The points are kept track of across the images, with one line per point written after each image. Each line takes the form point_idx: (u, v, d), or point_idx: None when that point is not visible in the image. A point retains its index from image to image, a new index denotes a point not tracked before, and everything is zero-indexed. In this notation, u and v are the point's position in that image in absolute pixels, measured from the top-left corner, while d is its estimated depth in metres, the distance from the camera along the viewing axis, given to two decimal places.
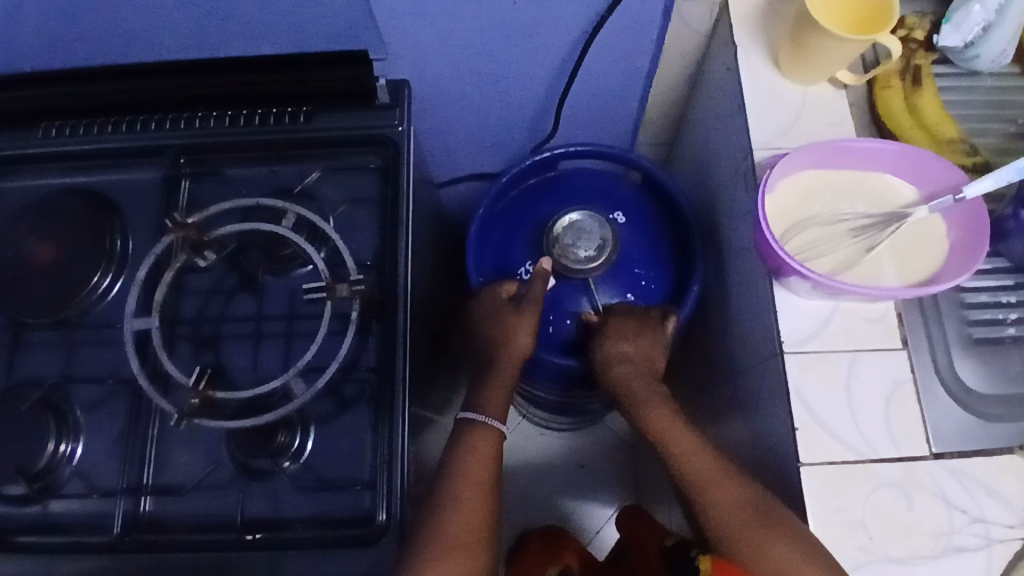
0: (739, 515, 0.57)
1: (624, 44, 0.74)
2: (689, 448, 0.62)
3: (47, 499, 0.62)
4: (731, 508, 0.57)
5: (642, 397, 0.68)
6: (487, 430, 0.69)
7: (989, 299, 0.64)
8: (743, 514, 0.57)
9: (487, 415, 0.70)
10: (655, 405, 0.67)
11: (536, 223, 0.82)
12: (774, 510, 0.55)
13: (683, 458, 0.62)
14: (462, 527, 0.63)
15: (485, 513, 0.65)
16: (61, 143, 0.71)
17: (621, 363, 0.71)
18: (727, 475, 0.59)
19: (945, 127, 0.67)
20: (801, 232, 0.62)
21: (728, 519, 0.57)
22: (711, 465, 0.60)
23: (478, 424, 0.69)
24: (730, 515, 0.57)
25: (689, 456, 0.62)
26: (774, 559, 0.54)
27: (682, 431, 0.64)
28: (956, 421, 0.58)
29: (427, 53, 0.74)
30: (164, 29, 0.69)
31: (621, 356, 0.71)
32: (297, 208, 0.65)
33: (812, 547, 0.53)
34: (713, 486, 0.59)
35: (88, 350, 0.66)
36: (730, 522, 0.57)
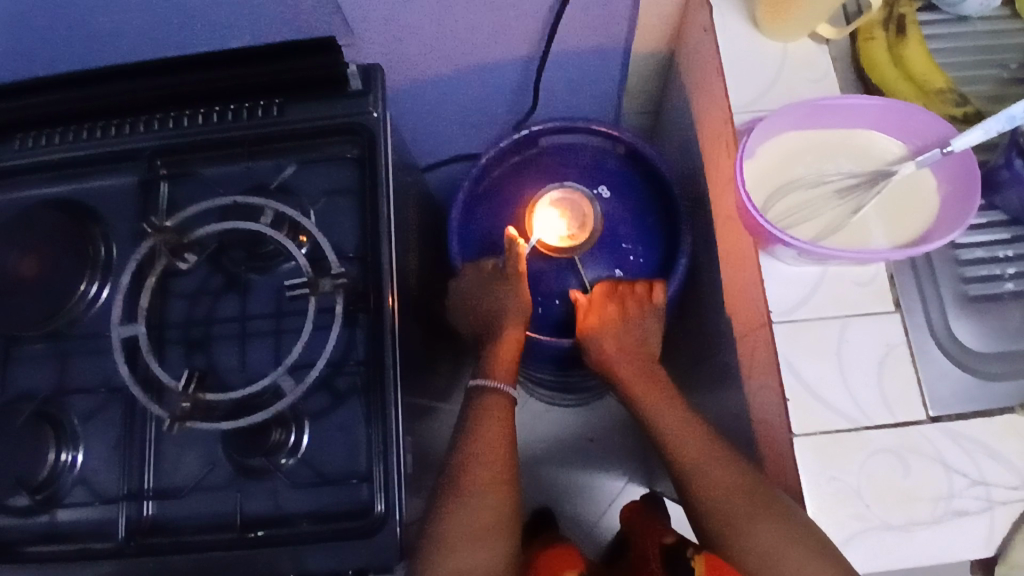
0: (728, 501, 0.57)
1: (600, 10, 0.71)
2: (680, 431, 0.63)
3: (52, 509, 0.63)
4: (719, 494, 0.58)
5: (638, 384, 0.67)
6: (497, 398, 0.69)
7: (986, 254, 0.62)
8: (731, 499, 0.57)
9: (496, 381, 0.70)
10: (649, 392, 0.67)
11: (519, 203, 0.80)
12: (762, 491, 0.56)
13: (676, 442, 0.63)
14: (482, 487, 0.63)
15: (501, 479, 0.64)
16: (36, 154, 0.70)
17: (613, 349, 0.70)
18: (716, 457, 0.60)
19: (934, 77, 0.64)
20: (783, 198, 0.61)
21: (717, 504, 0.58)
22: (701, 450, 0.61)
23: (490, 389, 0.69)
24: (719, 495, 0.58)
25: (679, 441, 0.63)
26: (760, 545, 0.54)
27: (676, 413, 0.65)
28: (954, 382, 0.57)
29: (395, 34, 0.72)
30: (126, 28, 0.68)
31: (616, 344, 0.70)
32: (274, 204, 0.63)
33: (798, 529, 0.53)
34: (702, 471, 0.60)
35: (82, 359, 0.67)
36: (720, 501, 0.58)
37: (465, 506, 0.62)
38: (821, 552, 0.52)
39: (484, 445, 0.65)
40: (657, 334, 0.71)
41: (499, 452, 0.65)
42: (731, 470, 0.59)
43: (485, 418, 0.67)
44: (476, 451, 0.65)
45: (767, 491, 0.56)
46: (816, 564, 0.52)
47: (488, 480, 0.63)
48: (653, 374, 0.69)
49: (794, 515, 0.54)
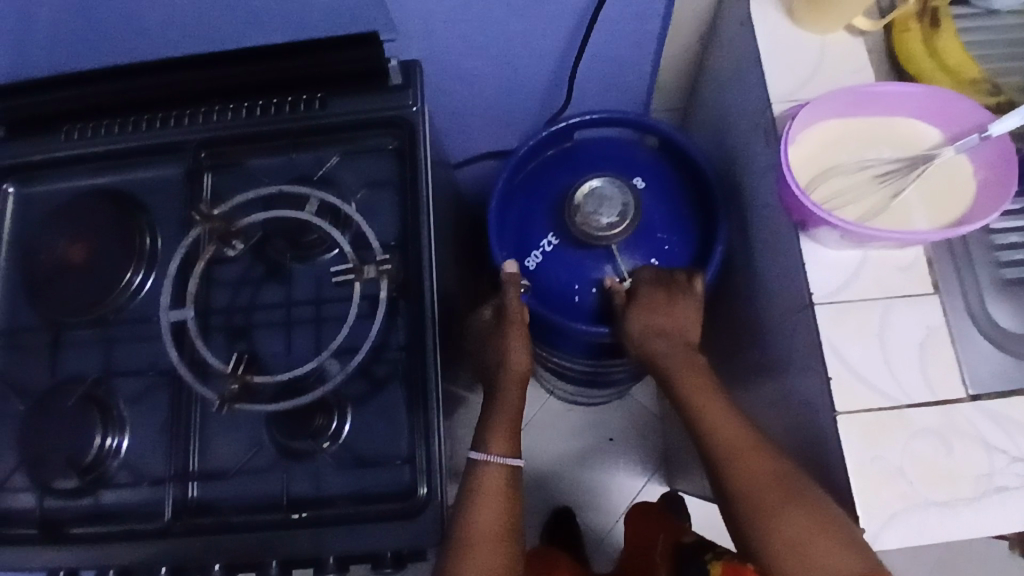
0: (763, 488, 0.58)
1: (635, 7, 0.73)
2: (718, 419, 0.64)
3: (99, 490, 0.64)
4: (755, 481, 0.59)
5: (677, 369, 0.69)
6: (500, 468, 0.67)
7: (1021, 240, 0.63)
8: (765, 487, 0.58)
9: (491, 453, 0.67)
10: (691, 376, 0.68)
11: (556, 194, 0.82)
12: (801, 485, 0.57)
13: (714, 429, 0.63)
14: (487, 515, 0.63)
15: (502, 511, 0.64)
16: (83, 145, 0.72)
17: (653, 335, 0.71)
18: (754, 448, 0.61)
19: (968, 67, 0.66)
20: (823, 183, 0.62)
21: (753, 492, 0.59)
22: (739, 438, 0.62)
23: (489, 464, 0.66)
24: (755, 483, 0.59)
25: (717, 428, 0.63)
26: (792, 532, 0.55)
27: (715, 402, 0.65)
28: (994, 363, 0.58)
29: (436, 30, 0.74)
30: (174, 24, 0.70)
31: (655, 330, 0.71)
32: (319, 194, 0.65)
33: (829, 526, 0.53)
34: (740, 459, 0.61)
35: (127, 347, 0.68)
36: (755, 490, 0.59)
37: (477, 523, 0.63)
38: (851, 546, 0.52)
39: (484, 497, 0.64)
40: (697, 323, 0.73)
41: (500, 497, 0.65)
42: (769, 462, 0.60)
43: (484, 489, 0.65)
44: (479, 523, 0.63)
45: (800, 484, 0.57)
46: (843, 558, 0.52)
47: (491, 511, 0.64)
48: (693, 361, 0.70)
49: (829, 511, 0.54)
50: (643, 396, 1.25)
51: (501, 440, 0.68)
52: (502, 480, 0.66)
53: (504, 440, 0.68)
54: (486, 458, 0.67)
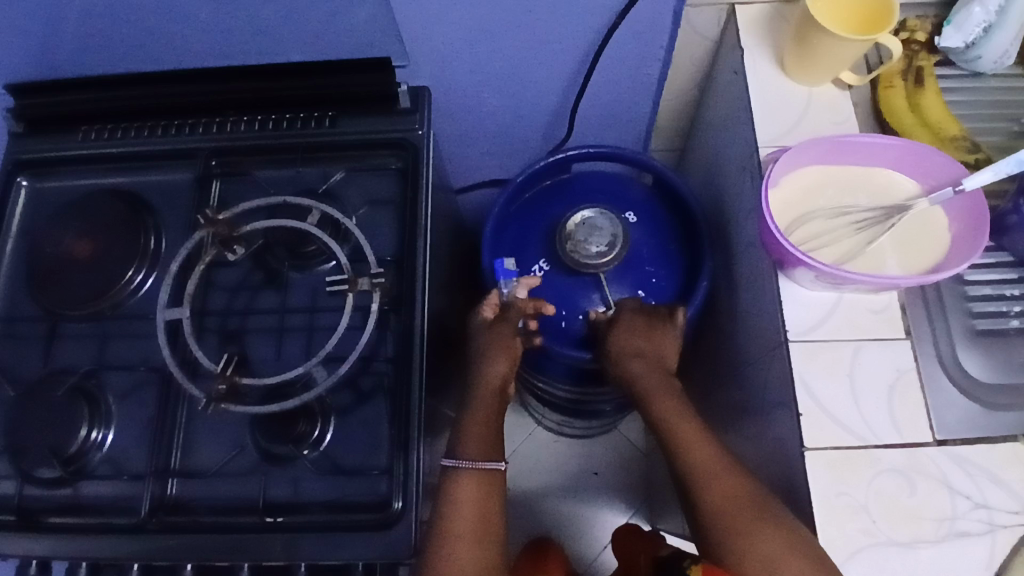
0: (734, 507, 0.58)
1: (637, 49, 0.77)
2: (692, 437, 0.64)
3: (79, 481, 0.65)
4: (726, 501, 0.59)
5: (651, 390, 0.69)
6: (473, 475, 0.65)
7: (993, 292, 0.65)
8: (735, 506, 0.58)
9: (469, 459, 0.65)
10: (666, 396, 0.68)
11: (550, 222, 0.84)
12: (768, 503, 0.57)
13: (686, 448, 0.63)
14: (465, 509, 0.63)
15: (479, 505, 0.63)
16: (100, 146, 0.75)
17: (633, 357, 0.71)
18: (723, 466, 0.61)
19: (948, 125, 0.69)
20: (803, 225, 0.64)
21: (723, 510, 0.58)
22: (710, 456, 0.62)
23: (461, 469, 0.65)
24: (724, 502, 0.59)
25: (692, 449, 0.63)
26: (760, 551, 0.55)
27: (687, 420, 0.65)
28: (960, 409, 0.59)
29: (444, 59, 0.77)
30: (196, 38, 0.73)
31: (634, 352, 0.72)
32: (321, 205, 0.68)
33: (799, 541, 0.54)
34: (709, 477, 0.60)
35: (121, 342, 0.70)
36: (724, 508, 0.58)
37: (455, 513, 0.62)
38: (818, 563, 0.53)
39: (462, 492, 0.64)
40: (675, 353, 0.73)
41: (478, 491, 0.64)
42: (736, 480, 0.60)
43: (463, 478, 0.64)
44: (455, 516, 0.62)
45: (773, 505, 0.57)
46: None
47: (469, 506, 0.63)
48: (669, 383, 0.69)
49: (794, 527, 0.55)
50: (630, 432, 1.25)
51: (474, 444, 0.66)
52: (480, 482, 0.64)
53: (478, 443, 0.67)
54: (456, 464, 0.65)
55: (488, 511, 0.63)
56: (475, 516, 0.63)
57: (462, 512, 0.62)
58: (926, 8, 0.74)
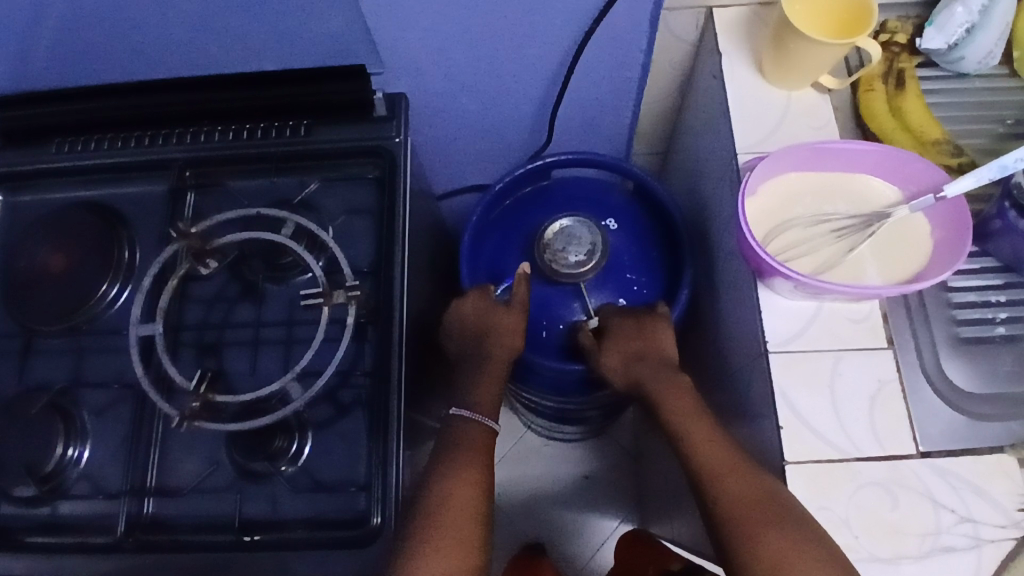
0: (747, 509, 0.54)
1: (617, 53, 0.75)
2: (702, 436, 0.60)
3: (56, 500, 0.64)
4: (739, 501, 0.55)
5: (659, 390, 0.66)
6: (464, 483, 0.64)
7: (977, 299, 0.64)
8: (749, 505, 0.54)
9: (480, 413, 0.70)
10: (676, 396, 0.65)
11: (530, 230, 0.84)
12: (778, 499, 0.54)
13: (696, 447, 0.60)
14: (466, 482, 0.64)
15: (479, 479, 0.65)
16: (72, 158, 0.73)
17: (636, 360, 0.70)
18: (736, 465, 0.57)
19: (929, 128, 0.67)
20: (782, 234, 0.63)
21: (734, 510, 0.55)
22: (721, 455, 0.58)
23: (472, 420, 0.70)
24: (737, 503, 0.55)
25: (700, 446, 0.59)
26: (771, 555, 0.52)
27: (696, 418, 0.62)
28: (943, 421, 0.58)
29: (420, 65, 0.76)
30: (167, 47, 0.72)
31: (632, 353, 0.70)
32: (295, 217, 0.67)
33: (810, 542, 0.51)
34: (721, 476, 0.57)
35: (96, 357, 0.68)
36: (737, 509, 0.54)
37: (456, 485, 0.64)
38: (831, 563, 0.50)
39: (464, 462, 0.66)
40: (672, 343, 0.72)
41: (480, 462, 0.66)
42: (750, 478, 0.56)
43: (464, 448, 0.67)
44: (456, 487, 0.64)
45: (785, 503, 0.54)
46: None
47: (470, 479, 0.65)
48: (674, 379, 0.67)
49: (809, 530, 0.52)
50: (620, 435, 1.25)
51: (486, 399, 0.71)
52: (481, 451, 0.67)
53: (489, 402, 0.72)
54: (469, 416, 0.70)
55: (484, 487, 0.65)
56: (474, 490, 0.64)
57: (464, 482, 0.64)
58: (907, 8, 0.73)
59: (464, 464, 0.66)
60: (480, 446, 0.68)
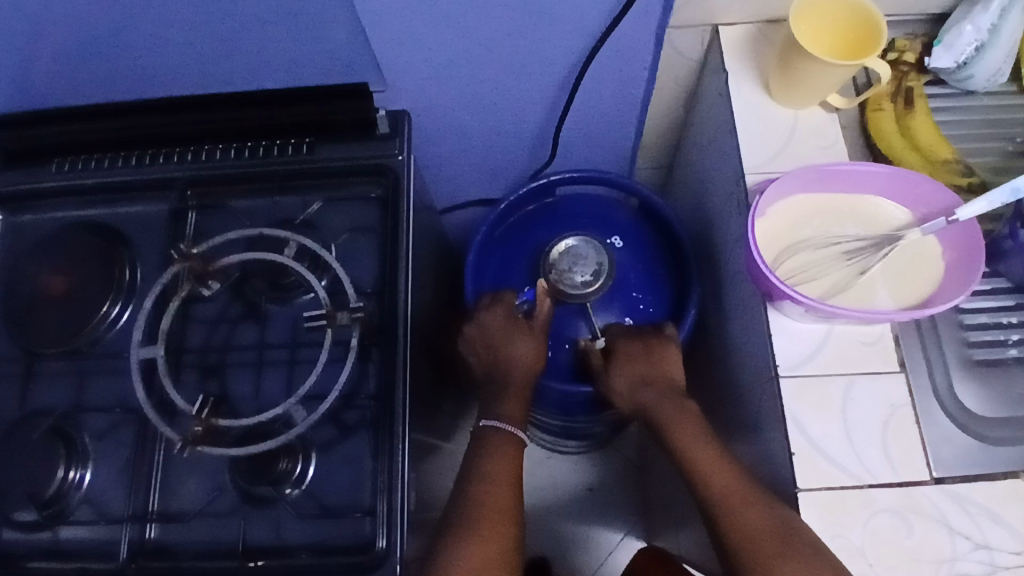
0: (760, 542, 0.53)
1: (621, 70, 0.75)
2: (712, 465, 0.60)
3: (57, 526, 0.63)
4: (750, 533, 0.54)
5: (666, 415, 0.66)
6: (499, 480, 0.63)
7: (989, 320, 0.64)
8: (760, 538, 0.53)
9: (507, 422, 0.68)
10: (685, 424, 0.64)
11: (536, 248, 0.83)
12: (791, 532, 0.53)
13: (708, 476, 0.59)
14: (498, 493, 0.62)
15: (511, 491, 0.63)
16: (74, 178, 0.72)
17: (645, 385, 0.69)
18: (749, 496, 0.56)
19: (940, 149, 0.67)
20: (792, 256, 0.63)
21: (748, 542, 0.54)
22: (732, 487, 0.58)
23: (503, 431, 0.67)
24: (751, 536, 0.54)
25: (713, 475, 0.59)
26: None
27: (708, 448, 0.61)
28: (957, 445, 0.57)
29: (423, 83, 0.76)
30: (169, 67, 0.71)
31: (640, 377, 0.70)
32: (298, 238, 0.66)
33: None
34: (734, 507, 0.56)
35: (98, 380, 0.67)
36: (750, 542, 0.54)
37: (490, 488, 0.62)
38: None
39: (494, 473, 0.63)
40: (679, 365, 0.71)
41: (513, 466, 0.64)
42: (764, 511, 0.55)
43: (493, 461, 0.64)
44: (488, 497, 0.62)
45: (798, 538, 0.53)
46: None
47: (505, 481, 0.63)
48: (683, 406, 0.66)
49: (824, 563, 0.51)
50: (624, 447, 1.24)
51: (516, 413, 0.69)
52: (512, 463, 0.65)
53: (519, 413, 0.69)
54: (499, 429, 0.67)
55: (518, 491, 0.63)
56: (510, 491, 0.62)
57: (499, 482, 0.63)
58: (913, 26, 0.73)
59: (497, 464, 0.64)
60: (511, 458, 0.65)
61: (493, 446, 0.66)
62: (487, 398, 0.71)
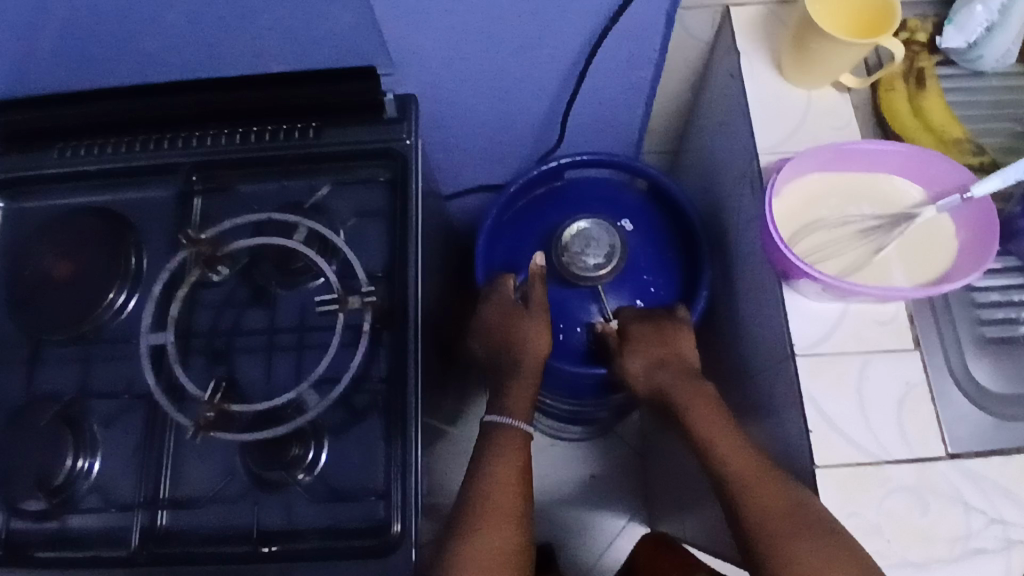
0: (774, 518, 0.54)
1: (631, 51, 0.75)
2: (728, 447, 0.60)
3: (66, 513, 0.62)
4: (768, 515, 0.55)
5: (680, 397, 0.66)
6: (499, 478, 0.62)
7: (1000, 298, 0.65)
8: (779, 520, 0.54)
9: (514, 418, 0.67)
10: (700, 406, 0.64)
11: (545, 232, 0.83)
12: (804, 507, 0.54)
13: (722, 455, 0.60)
14: (504, 486, 0.61)
15: (518, 483, 0.62)
16: (77, 163, 0.71)
17: (659, 367, 0.69)
18: (764, 474, 0.57)
19: (951, 128, 0.68)
20: (807, 236, 0.63)
21: (761, 518, 0.55)
22: (746, 465, 0.58)
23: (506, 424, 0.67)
24: (763, 512, 0.55)
25: (727, 454, 0.60)
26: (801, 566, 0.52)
27: (722, 428, 0.62)
28: (971, 423, 0.58)
29: (432, 64, 0.75)
30: (174, 49, 0.70)
31: (654, 360, 0.70)
32: (308, 222, 0.66)
33: (834, 552, 0.51)
34: (748, 485, 0.57)
35: (104, 367, 0.67)
36: (763, 518, 0.55)
37: (493, 487, 0.61)
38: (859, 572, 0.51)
39: (503, 461, 0.63)
40: (693, 348, 0.71)
41: (517, 465, 0.63)
42: (777, 487, 0.56)
43: (499, 452, 0.64)
44: (493, 489, 0.61)
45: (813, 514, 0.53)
46: None
47: (507, 478, 0.62)
48: (699, 387, 0.66)
49: (836, 538, 0.52)
50: (626, 432, 1.24)
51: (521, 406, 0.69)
52: (519, 454, 0.64)
53: (523, 407, 0.69)
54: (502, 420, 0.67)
55: (526, 488, 0.63)
56: (515, 490, 0.62)
57: (503, 479, 0.62)
58: (923, 6, 0.73)
59: (502, 462, 0.63)
60: (517, 456, 0.64)
61: (502, 442, 0.65)
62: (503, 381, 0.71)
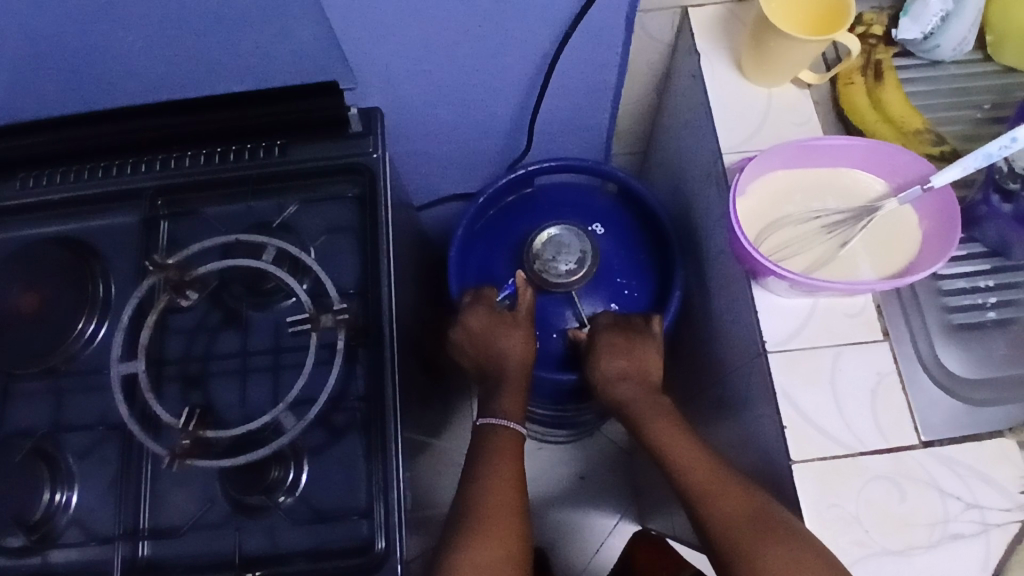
0: (741, 526, 0.55)
1: (594, 56, 0.75)
2: (689, 460, 0.61)
3: (46, 550, 0.61)
4: (733, 522, 0.56)
5: (642, 412, 0.67)
6: (496, 480, 0.62)
7: (968, 285, 0.66)
8: (743, 526, 0.55)
9: (509, 419, 0.68)
10: (661, 421, 0.66)
11: (517, 240, 0.83)
12: (769, 511, 0.55)
13: (686, 469, 0.61)
14: (503, 485, 0.62)
15: (518, 482, 0.63)
16: (39, 193, 0.70)
17: (621, 380, 0.70)
18: (727, 484, 0.58)
19: (911, 119, 0.69)
20: (774, 234, 0.64)
21: (728, 529, 0.56)
22: (710, 477, 0.59)
23: (501, 426, 0.67)
24: (728, 522, 0.56)
25: (690, 467, 0.61)
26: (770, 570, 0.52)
27: (684, 442, 0.63)
28: (943, 409, 0.59)
29: (396, 78, 0.75)
30: (133, 73, 0.70)
31: (619, 374, 0.70)
32: (276, 242, 0.64)
33: (807, 554, 0.51)
34: (712, 497, 0.58)
35: (78, 398, 0.66)
36: (730, 529, 0.55)
37: (491, 487, 0.61)
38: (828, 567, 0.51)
39: (500, 462, 0.63)
40: (658, 364, 0.71)
41: (517, 466, 0.64)
42: (739, 496, 0.57)
43: (495, 456, 0.64)
44: (494, 489, 0.61)
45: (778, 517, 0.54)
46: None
47: (507, 481, 0.62)
48: (660, 405, 0.68)
49: (802, 538, 0.52)
50: (612, 432, 1.24)
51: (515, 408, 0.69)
52: (515, 453, 0.65)
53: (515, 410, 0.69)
54: (504, 422, 0.67)
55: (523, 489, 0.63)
56: (514, 490, 0.62)
57: (501, 480, 0.62)
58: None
59: (497, 463, 0.63)
60: (513, 458, 0.64)
61: (497, 445, 0.65)
62: (486, 394, 0.71)
